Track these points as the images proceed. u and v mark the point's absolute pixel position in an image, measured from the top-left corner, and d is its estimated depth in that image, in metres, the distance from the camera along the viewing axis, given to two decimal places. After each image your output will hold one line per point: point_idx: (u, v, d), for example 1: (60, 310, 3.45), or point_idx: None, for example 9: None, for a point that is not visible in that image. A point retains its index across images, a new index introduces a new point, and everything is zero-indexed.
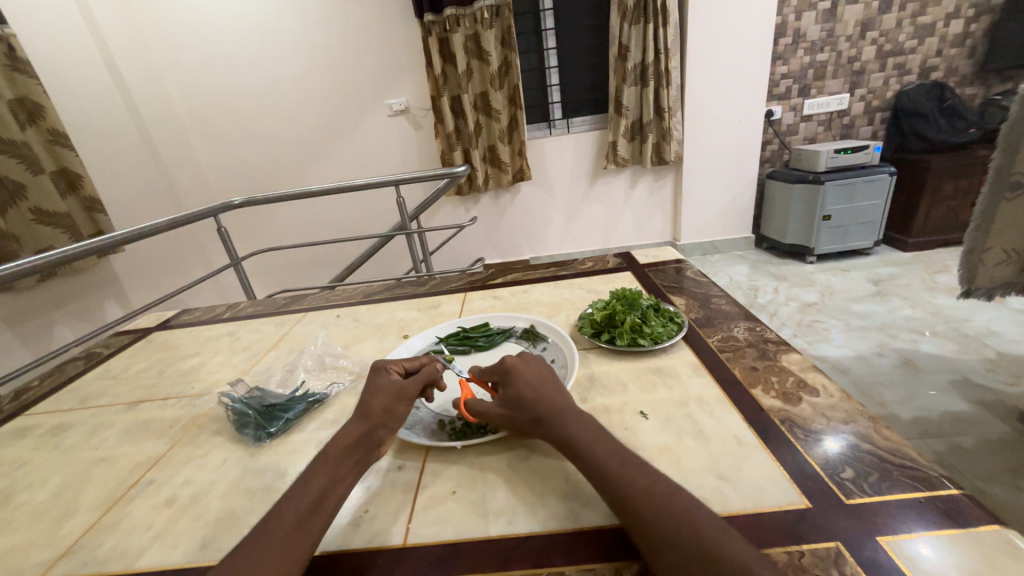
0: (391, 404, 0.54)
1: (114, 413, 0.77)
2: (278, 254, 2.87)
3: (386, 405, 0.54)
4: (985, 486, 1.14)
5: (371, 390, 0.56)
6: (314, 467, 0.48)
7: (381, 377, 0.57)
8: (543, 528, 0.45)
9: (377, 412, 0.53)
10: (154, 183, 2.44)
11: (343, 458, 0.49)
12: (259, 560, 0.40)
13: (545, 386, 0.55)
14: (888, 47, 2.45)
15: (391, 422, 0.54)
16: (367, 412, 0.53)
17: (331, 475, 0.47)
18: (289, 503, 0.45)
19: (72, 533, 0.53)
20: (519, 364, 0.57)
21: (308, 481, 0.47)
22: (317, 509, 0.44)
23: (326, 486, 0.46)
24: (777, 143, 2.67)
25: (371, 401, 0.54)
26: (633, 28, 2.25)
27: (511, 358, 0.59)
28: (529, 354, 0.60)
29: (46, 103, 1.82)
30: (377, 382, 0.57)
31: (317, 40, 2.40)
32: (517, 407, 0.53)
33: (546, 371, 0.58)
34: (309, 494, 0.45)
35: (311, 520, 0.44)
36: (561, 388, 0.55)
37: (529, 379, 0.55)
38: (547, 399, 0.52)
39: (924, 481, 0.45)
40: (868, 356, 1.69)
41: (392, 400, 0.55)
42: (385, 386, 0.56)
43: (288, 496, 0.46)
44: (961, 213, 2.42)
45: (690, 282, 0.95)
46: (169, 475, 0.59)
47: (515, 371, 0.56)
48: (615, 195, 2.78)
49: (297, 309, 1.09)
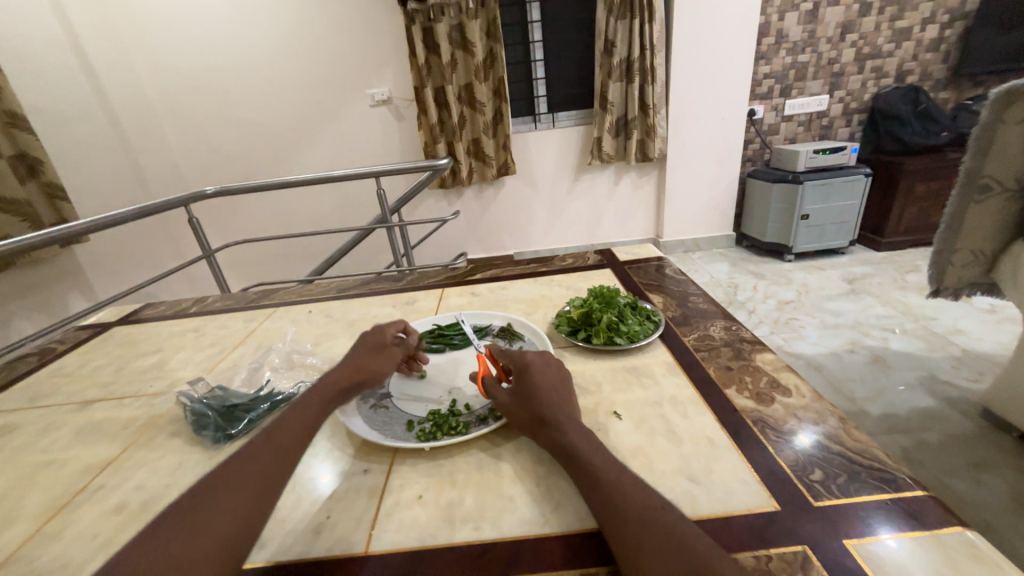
0: (381, 364, 0.61)
1: (65, 413, 0.72)
2: (254, 247, 2.78)
3: (377, 366, 0.60)
4: (947, 479, 1.17)
5: (366, 351, 0.62)
6: (235, 468, 0.46)
7: (377, 338, 0.64)
8: (515, 533, 0.44)
9: (367, 371, 0.59)
10: (122, 171, 2.32)
11: (276, 461, 0.47)
12: (223, 515, 0.42)
13: (558, 386, 0.55)
14: (866, 50, 2.50)
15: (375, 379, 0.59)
16: (359, 368, 0.59)
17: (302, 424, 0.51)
18: (254, 464, 0.46)
19: (9, 544, 0.49)
20: (538, 362, 0.58)
21: (229, 484, 0.44)
22: (281, 465, 0.47)
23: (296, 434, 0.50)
24: (758, 142, 2.70)
25: (365, 361, 0.60)
26: (619, 23, 2.24)
27: (532, 354, 0.60)
28: (552, 357, 0.60)
29: (2, 83, 1.72)
30: (371, 343, 0.64)
31: (296, 23, 2.32)
32: (527, 398, 0.53)
33: (564, 375, 0.57)
34: (277, 446, 0.48)
35: (247, 523, 0.42)
36: (572, 395, 0.55)
37: (543, 376, 0.56)
38: (556, 400, 0.52)
39: (890, 482, 0.45)
40: (841, 353, 1.73)
41: (383, 361, 0.61)
42: (378, 347, 0.63)
43: (248, 457, 0.47)
44: (932, 215, 2.49)
45: (669, 280, 0.95)
46: (120, 480, 0.56)
47: (533, 363, 0.57)
48: (599, 190, 2.78)
49: (268, 303, 1.05)
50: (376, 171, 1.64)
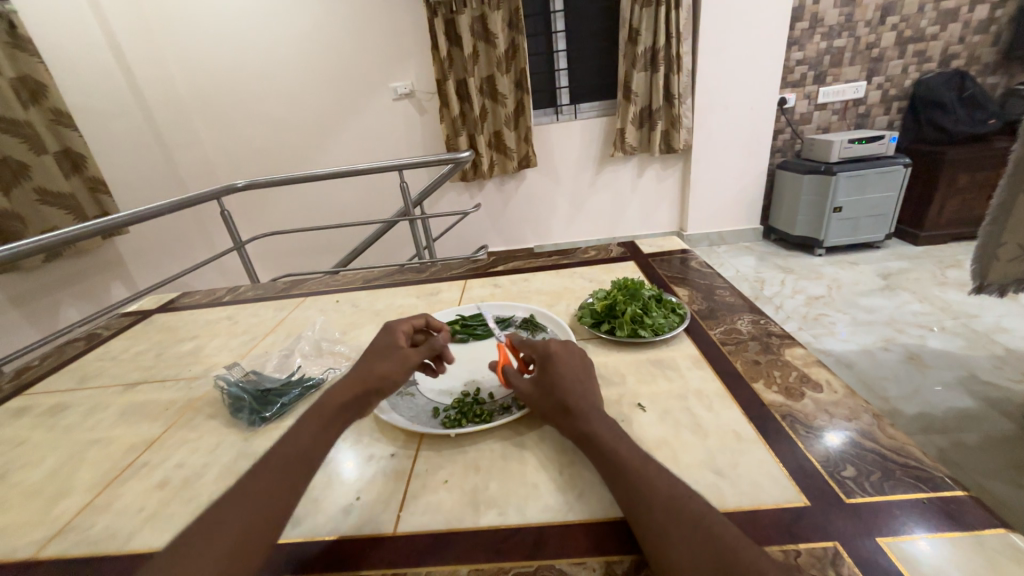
0: (389, 371, 0.55)
1: (111, 394, 0.77)
2: (281, 239, 2.86)
3: (386, 371, 0.55)
4: (986, 482, 1.13)
5: (376, 354, 0.57)
6: (236, 494, 0.43)
7: (390, 339, 0.59)
8: (539, 520, 0.44)
9: (375, 377, 0.54)
10: (158, 166, 2.42)
11: (294, 472, 0.45)
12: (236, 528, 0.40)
13: (581, 378, 0.53)
14: (908, 34, 2.37)
15: (386, 388, 0.55)
16: (366, 375, 0.55)
17: (318, 435, 0.49)
18: (270, 475, 0.45)
19: (65, 514, 0.53)
20: (562, 352, 0.56)
21: (240, 504, 0.42)
22: (298, 477, 0.45)
23: (311, 445, 0.48)
24: (789, 132, 2.61)
25: (373, 366, 0.56)
26: (644, 11, 2.19)
27: (556, 343, 0.58)
28: (573, 345, 0.58)
29: (48, 82, 1.81)
30: (384, 344, 0.58)
31: (321, 19, 2.35)
32: (550, 391, 0.53)
33: (586, 364, 0.56)
34: (296, 454, 0.47)
35: (242, 560, 0.38)
36: (595, 385, 0.54)
37: (567, 369, 0.54)
38: (579, 390, 0.51)
39: (927, 481, 0.44)
40: (873, 350, 1.67)
41: (394, 366, 0.56)
42: (390, 349, 0.58)
43: (263, 468, 0.45)
44: (976, 207, 2.36)
45: (694, 273, 0.94)
46: (163, 458, 0.59)
47: (557, 354, 0.56)
48: (622, 183, 2.74)
49: (297, 293, 1.08)
50: (399, 164, 1.66)
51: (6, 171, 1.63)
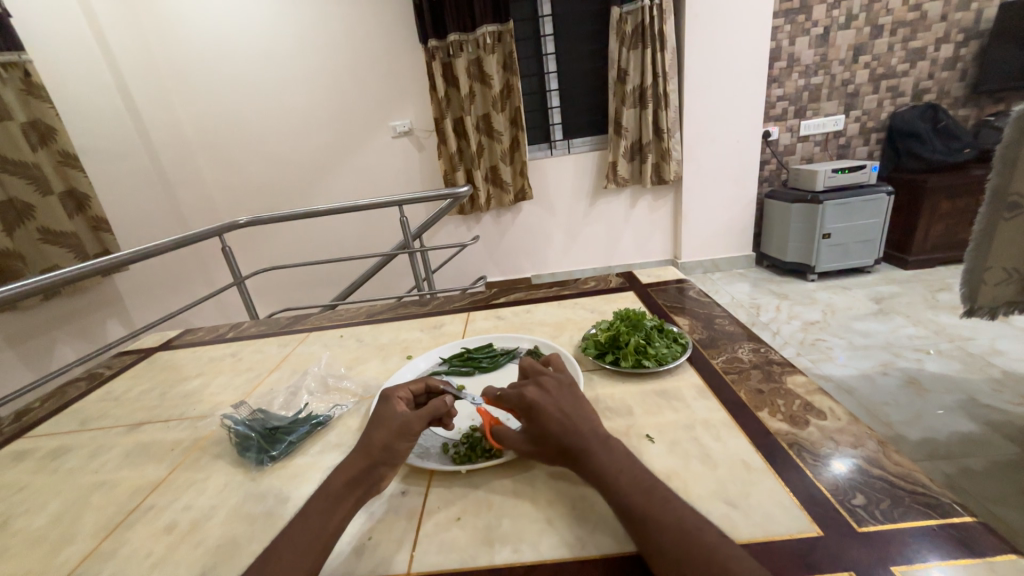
0: (393, 439, 0.52)
1: (115, 435, 0.76)
2: (280, 273, 2.89)
3: (386, 440, 0.52)
4: (996, 509, 1.11)
5: (371, 425, 0.54)
6: None
7: (386, 408, 0.56)
8: (553, 556, 0.44)
9: (377, 448, 0.51)
10: (160, 204, 2.46)
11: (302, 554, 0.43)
12: None
13: (569, 415, 0.51)
14: (880, 71, 2.51)
15: (392, 458, 0.52)
16: (368, 446, 0.52)
17: (327, 514, 0.46)
18: (276, 560, 0.42)
19: (69, 561, 0.52)
20: (540, 397, 0.53)
21: None
22: (307, 561, 0.43)
23: (322, 525, 0.45)
24: (775, 163, 2.70)
25: (371, 436, 0.53)
26: (631, 53, 2.32)
27: (529, 388, 0.55)
28: (547, 379, 0.56)
29: (58, 126, 1.87)
30: (383, 413, 0.55)
31: (323, 62, 2.47)
32: (545, 443, 0.51)
33: (567, 395, 0.54)
34: (305, 534, 0.44)
35: None
36: (586, 413, 0.52)
37: (551, 412, 0.52)
38: (572, 431, 0.50)
39: (936, 507, 0.44)
40: (873, 375, 1.68)
41: (394, 435, 0.53)
42: (389, 417, 0.54)
43: (271, 552, 0.43)
44: (960, 232, 2.44)
45: (692, 301, 0.96)
46: (170, 500, 0.58)
47: (537, 404, 0.52)
48: (615, 214, 2.81)
49: (300, 328, 1.09)
50: (399, 200, 1.70)
51: (12, 212, 1.66)
